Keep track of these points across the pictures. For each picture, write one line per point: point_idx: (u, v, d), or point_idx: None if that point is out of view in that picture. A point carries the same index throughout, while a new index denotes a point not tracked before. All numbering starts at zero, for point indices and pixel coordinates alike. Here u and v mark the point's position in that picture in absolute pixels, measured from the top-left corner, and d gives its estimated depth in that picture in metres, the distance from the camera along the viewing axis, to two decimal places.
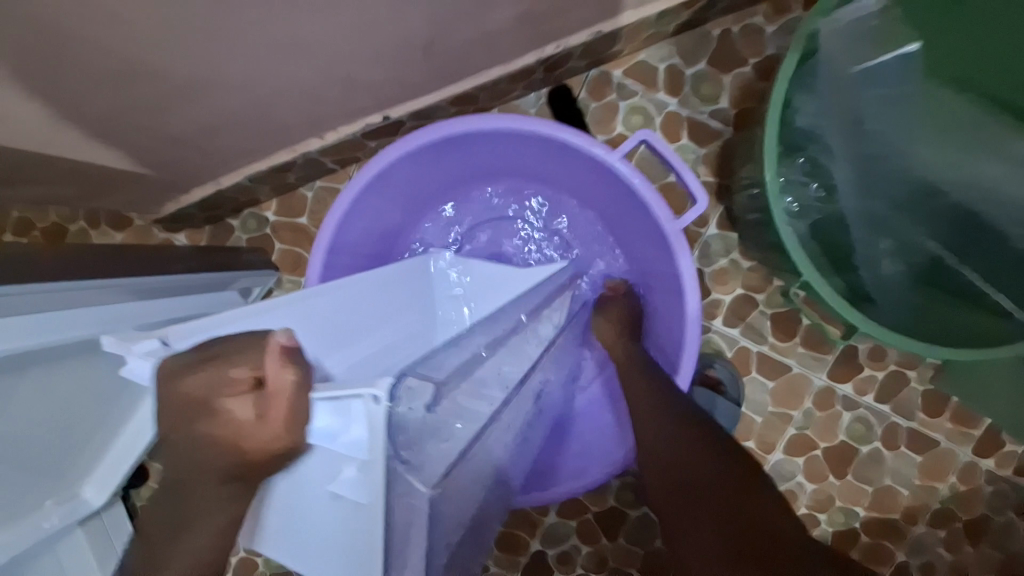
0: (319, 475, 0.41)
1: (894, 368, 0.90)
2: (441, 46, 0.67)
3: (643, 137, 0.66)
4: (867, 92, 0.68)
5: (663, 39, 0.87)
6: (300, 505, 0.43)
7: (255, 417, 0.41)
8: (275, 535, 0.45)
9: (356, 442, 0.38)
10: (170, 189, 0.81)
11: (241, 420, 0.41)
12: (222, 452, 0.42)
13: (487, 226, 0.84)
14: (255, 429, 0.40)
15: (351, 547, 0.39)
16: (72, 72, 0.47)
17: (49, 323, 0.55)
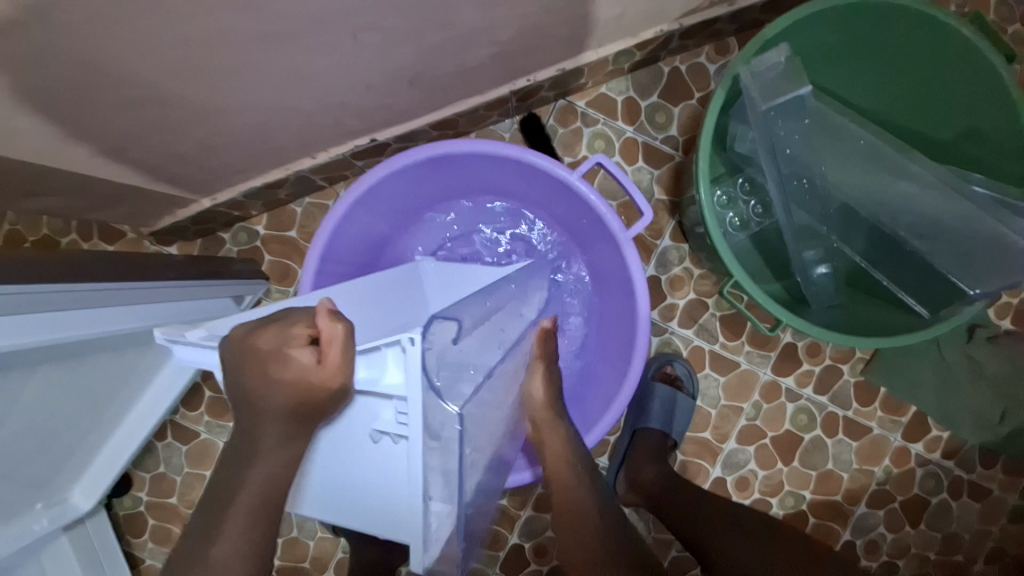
0: (361, 420, 0.57)
1: (830, 362, 1.01)
2: (426, 79, 0.76)
3: (599, 160, 0.76)
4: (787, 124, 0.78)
5: (621, 74, 0.99)
6: (342, 451, 0.59)
7: (313, 362, 0.50)
8: (315, 487, 0.60)
9: (393, 382, 0.52)
10: (168, 203, 0.86)
11: (305, 365, 0.50)
12: (291, 397, 0.51)
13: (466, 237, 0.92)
14: (315, 372, 0.50)
15: (387, 473, 0.56)
16: (102, 98, 0.54)
17: (54, 321, 0.60)
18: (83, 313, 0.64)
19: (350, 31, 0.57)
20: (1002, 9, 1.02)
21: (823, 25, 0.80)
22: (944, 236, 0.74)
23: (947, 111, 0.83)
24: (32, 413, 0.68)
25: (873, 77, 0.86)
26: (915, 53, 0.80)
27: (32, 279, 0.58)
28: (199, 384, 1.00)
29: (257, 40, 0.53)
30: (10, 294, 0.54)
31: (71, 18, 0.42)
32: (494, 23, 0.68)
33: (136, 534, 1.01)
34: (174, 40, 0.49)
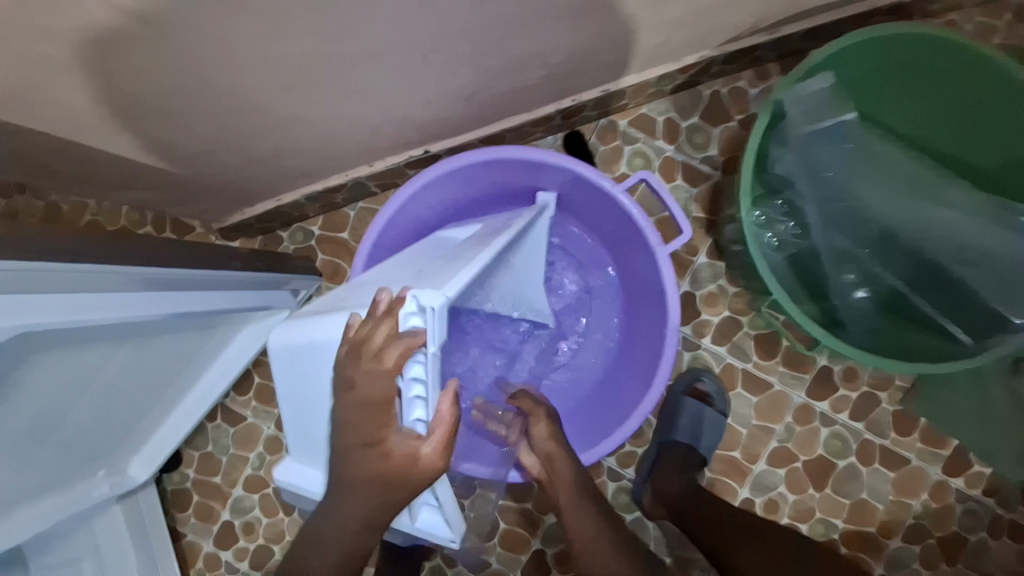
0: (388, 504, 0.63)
1: (867, 390, 1.00)
2: (480, 97, 0.82)
3: (644, 176, 0.79)
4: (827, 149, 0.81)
5: (662, 96, 1.02)
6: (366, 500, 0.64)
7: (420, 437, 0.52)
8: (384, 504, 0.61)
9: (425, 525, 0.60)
10: (237, 201, 0.94)
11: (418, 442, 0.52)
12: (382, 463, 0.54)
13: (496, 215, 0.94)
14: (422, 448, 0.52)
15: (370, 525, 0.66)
16: (203, 106, 0.62)
17: (143, 300, 0.66)
18: (167, 294, 0.71)
19: (422, 53, 0.63)
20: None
21: (864, 56, 0.82)
22: (986, 261, 0.76)
23: (996, 142, 0.82)
24: (106, 382, 0.76)
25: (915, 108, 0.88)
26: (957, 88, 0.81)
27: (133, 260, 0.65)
28: (250, 371, 1.07)
29: (342, 60, 0.59)
30: (114, 273, 0.60)
31: (193, 38, 0.48)
32: (548, 48, 0.73)
33: (180, 509, 1.07)
34: (272, 60, 0.56)
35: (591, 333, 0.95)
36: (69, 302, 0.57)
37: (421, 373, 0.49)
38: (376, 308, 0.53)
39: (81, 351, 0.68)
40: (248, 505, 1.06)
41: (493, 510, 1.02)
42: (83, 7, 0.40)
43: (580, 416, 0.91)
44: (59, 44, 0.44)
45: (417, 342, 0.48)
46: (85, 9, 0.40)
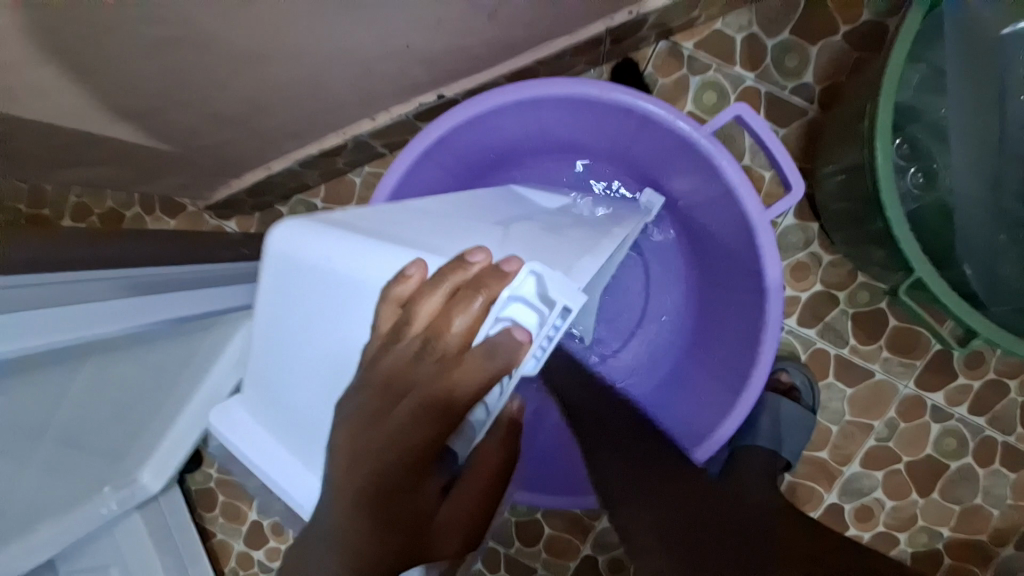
0: None
1: (994, 377, 0.80)
2: (506, 15, 0.61)
3: (739, 111, 0.59)
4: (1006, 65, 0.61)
5: (742, 6, 0.78)
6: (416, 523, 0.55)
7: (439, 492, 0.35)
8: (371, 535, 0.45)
9: None
10: (221, 172, 0.79)
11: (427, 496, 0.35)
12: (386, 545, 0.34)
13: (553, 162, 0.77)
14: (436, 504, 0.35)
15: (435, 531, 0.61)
16: (121, 37, 0.44)
17: (108, 308, 0.55)
18: (96, 307, 0.53)
19: None
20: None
21: None
22: None
23: None
24: (87, 397, 0.66)
25: None
26: None
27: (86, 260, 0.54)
28: None
29: None
30: (43, 286, 0.49)
31: None
32: None
33: (208, 509, 1.02)
34: None
35: (643, 316, 0.78)
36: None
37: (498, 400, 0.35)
38: (458, 273, 0.33)
39: (41, 372, 0.58)
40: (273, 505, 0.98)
41: (537, 513, 0.91)
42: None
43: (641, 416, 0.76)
44: None
45: (518, 360, 0.32)
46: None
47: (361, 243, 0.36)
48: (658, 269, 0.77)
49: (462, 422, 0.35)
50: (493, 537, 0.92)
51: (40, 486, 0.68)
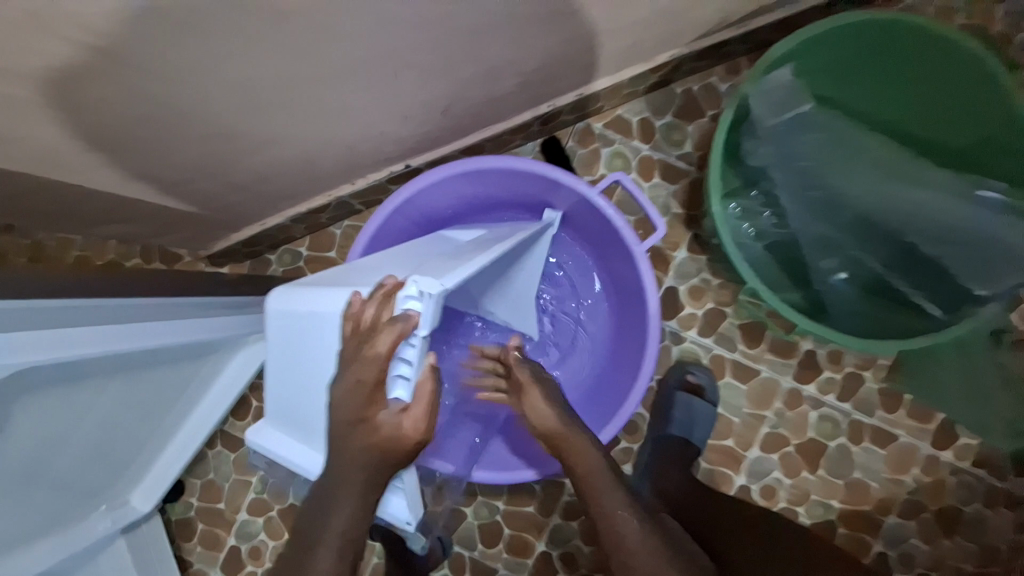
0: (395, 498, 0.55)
1: (853, 370, 1.01)
2: (455, 109, 0.83)
3: (617, 177, 0.89)
4: (801, 138, 0.84)
5: (636, 97, 1.04)
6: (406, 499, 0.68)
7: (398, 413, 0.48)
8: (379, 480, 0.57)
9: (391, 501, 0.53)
10: (221, 228, 0.95)
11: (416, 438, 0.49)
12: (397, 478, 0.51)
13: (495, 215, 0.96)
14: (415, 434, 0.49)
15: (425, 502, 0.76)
16: (169, 132, 0.62)
17: (143, 329, 0.68)
18: (133, 326, 0.67)
19: (390, 69, 0.64)
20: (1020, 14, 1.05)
21: (833, 45, 0.83)
22: (959, 241, 0.78)
23: (963, 123, 0.82)
24: (107, 414, 0.76)
25: (906, 84, 0.85)
26: (927, 61, 0.81)
27: (116, 293, 0.67)
28: (247, 395, 1.05)
29: (307, 81, 0.59)
30: (89, 305, 0.63)
31: (150, 62, 0.49)
32: (518, 57, 0.75)
33: (185, 538, 1.07)
34: (238, 84, 0.56)
35: (575, 336, 0.97)
36: (51, 337, 0.58)
37: (416, 354, 0.48)
38: (383, 289, 0.49)
39: (77, 386, 0.69)
40: (253, 530, 1.05)
41: (497, 515, 1.02)
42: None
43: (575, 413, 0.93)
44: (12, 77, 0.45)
45: (415, 327, 0.47)
46: (41, 46, 0.42)
47: (326, 292, 0.51)
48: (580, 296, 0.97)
49: (391, 375, 0.48)
50: (456, 543, 1.02)
51: (52, 499, 0.77)
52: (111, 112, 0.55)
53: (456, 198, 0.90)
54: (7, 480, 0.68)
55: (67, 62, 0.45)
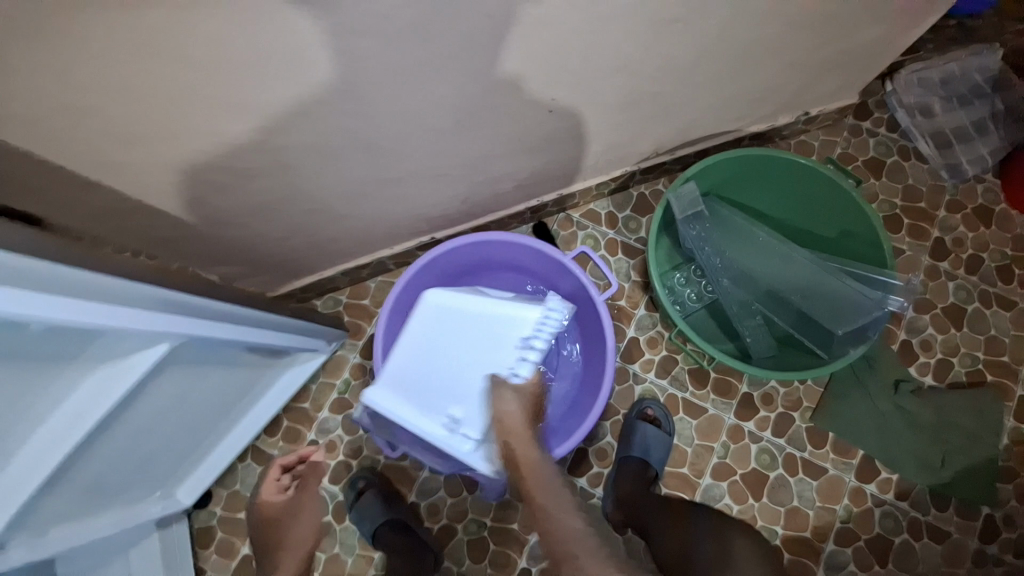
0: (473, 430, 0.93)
1: (784, 410, 1.23)
2: (471, 200, 1.18)
3: (584, 250, 1.23)
4: (710, 229, 1.19)
5: (603, 196, 1.41)
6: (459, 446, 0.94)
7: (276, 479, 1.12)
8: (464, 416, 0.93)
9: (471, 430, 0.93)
10: (288, 279, 1.19)
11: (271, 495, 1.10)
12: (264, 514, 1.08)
13: (492, 275, 1.28)
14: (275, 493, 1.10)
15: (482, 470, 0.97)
16: (286, 216, 0.94)
17: (249, 332, 0.92)
18: (245, 328, 0.90)
19: (432, 174, 0.99)
20: (879, 148, 1.44)
21: (726, 164, 1.16)
22: (819, 294, 1.12)
23: (820, 215, 1.19)
24: (196, 403, 0.96)
25: (777, 189, 1.21)
26: (787, 177, 1.17)
27: (237, 302, 0.90)
28: (281, 415, 1.26)
29: (379, 181, 0.94)
30: (228, 310, 0.86)
31: (295, 173, 0.82)
32: (515, 169, 1.11)
33: (204, 545, 1.20)
34: (340, 183, 0.90)
35: (554, 369, 1.23)
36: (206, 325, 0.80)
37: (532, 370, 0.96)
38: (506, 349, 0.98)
39: (195, 373, 0.89)
40: None
41: (484, 531, 1.18)
42: (229, 157, 0.72)
43: (556, 432, 1.17)
44: (225, 183, 0.78)
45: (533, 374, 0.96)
46: (248, 166, 0.76)
47: (502, 305, 0.94)
48: (560, 337, 1.24)
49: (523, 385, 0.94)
50: (448, 557, 1.17)
51: (131, 474, 0.95)
52: (262, 205, 0.87)
53: (466, 262, 1.22)
54: (122, 446, 0.86)
55: (252, 176, 0.78)
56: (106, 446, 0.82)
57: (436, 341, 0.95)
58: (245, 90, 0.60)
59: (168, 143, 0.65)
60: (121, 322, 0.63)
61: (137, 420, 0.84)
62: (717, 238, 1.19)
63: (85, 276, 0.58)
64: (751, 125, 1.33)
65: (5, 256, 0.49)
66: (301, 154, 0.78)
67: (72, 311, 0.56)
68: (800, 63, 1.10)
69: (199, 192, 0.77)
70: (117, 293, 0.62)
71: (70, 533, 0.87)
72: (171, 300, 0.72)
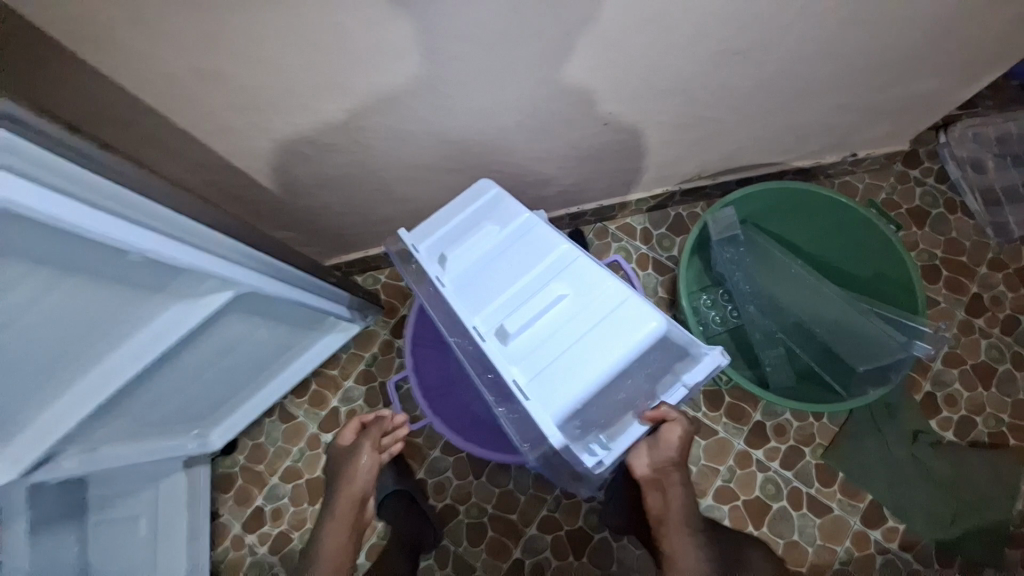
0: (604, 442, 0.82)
1: (795, 443, 1.24)
2: (516, 199, 1.23)
3: (616, 259, 1.26)
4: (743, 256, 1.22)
5: (641, 212, 1.45)
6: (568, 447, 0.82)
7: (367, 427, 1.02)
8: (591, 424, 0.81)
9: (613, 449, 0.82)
10: (335, 252, 1.27)
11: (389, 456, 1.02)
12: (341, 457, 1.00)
13: None
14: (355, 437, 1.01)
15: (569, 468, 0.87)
16: (347, 193, 1.01)
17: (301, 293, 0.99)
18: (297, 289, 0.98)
19: (485, 171, 1.05)
20: (925, 198, 1.44)
21: (767, 195, 1.18)
22: (847, 331, 1.13)
23: (858, 256, 1.20)
24: (243, 353, 1.04)
25: (816, 225, 1.22)
26: (827, 215, 1.18)
27: (293, 265, 0.97)
28: (309, 379, 1.33)
29: (437, 171, 1.00)
30: (285, 269, 0.93)
31: (365, 154, 0.89)
32: (562, 175, 1.17)
33: (223, 491, 1.27)
34: (403, 169, 0.97)
35: None
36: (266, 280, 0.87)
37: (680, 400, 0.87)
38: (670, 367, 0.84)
39: (248, 324, 0.97)
40: (281, 493, 1.26)
41: (486, 517, 1.22)
42: (313, 132, 0.79)
43: None
44: (304, 154, 0.85)
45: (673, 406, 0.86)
46: (326, 140, 0.82)
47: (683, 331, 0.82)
48: None
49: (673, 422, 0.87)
50: (448, 537, 1.21)
51: (176, 409, 1.03)
52: (330, 179, 0.95)
53: None
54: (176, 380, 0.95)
55: (328, 151, 0.85)
56: (162, 377, 0.91)
57: (605, 351, 0.79)
58: (343, 73, 0.68)
59: (267, 112, 0.72)
60: (188, 260, 0.69)
61: (191, 359, 0.92)
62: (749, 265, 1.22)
63: (173, 217, 0.67)
64: (798, 159, 1.34)
65: (101, 179, 0.57)
66: (375, 137, 0.84)
67: (147, 241, 0.63)
68: (854, 105, 1.12)
69: (281, 160, 0.85)
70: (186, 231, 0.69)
71: (119, 451, 0.95)
72: (234, 249, 0.78)
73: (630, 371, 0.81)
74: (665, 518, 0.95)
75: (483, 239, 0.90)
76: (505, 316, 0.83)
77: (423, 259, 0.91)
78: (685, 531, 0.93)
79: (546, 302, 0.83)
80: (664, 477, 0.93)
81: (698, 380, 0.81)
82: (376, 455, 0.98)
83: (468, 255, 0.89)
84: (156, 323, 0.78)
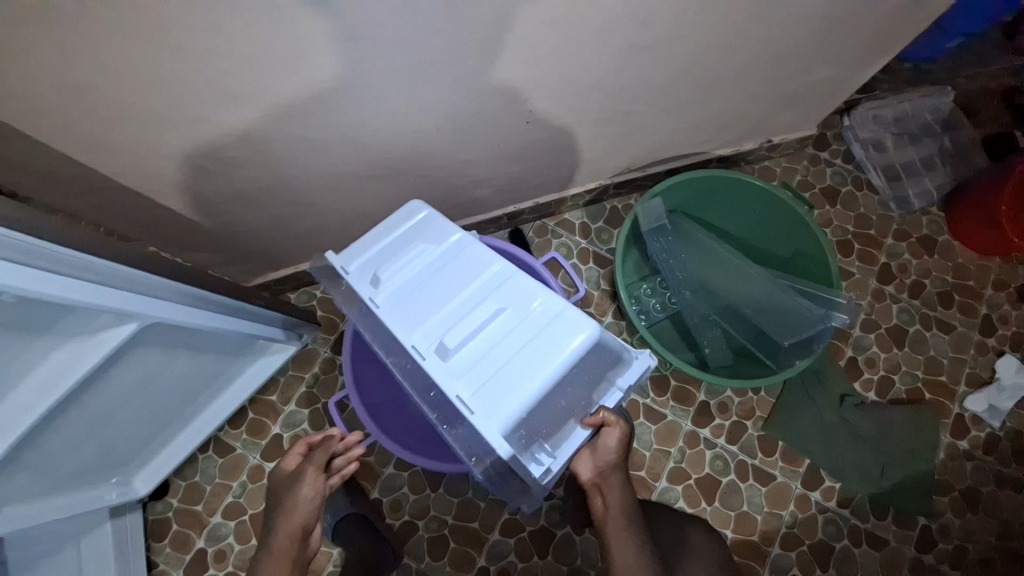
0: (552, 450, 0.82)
1: (738, 418, 1.30)
2: (450, 203, 1.22)
3: (554, 255, 1.27)
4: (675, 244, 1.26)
5: (578, 207, 1.47)
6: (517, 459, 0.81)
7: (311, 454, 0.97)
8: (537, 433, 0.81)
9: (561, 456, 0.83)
10: (264, 270, 1.20)
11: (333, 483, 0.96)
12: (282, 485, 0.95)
13: None
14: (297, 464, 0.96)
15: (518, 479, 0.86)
16: (265, 208, 0.96)
17: (221, 319, 0.93)
18: (217, 315, 0.92)
19: (412, 176, 1.03)
20: (835, 177, 1.55)
21: (692, 184, 1.23)
22: (772, 309, 1.20)
23: (777, 237, 1.27)
24: (162, 388, 0.96)
25: (739, 210, 1.29)
26: (748, 200, 1.25)
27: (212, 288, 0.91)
28: (247, 407, 1.25)
29: (360, 179, 0.97)
30: (201, 294, 0.87)
31: (278, 168, 0.85)
32: (493, 175, 1.16)
33: (157, 538, 1.18)
34: (322, 180, 0.93)
35: None
36: (178, 308, 0.81)
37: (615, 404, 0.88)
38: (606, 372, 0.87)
39: (164, 357, 0.90)
40: (224, 532, 1.18)
41: (445, 528, 1.19)
42: (215, 146, 0.75)
43: None
44: (210, 171, 0.80)
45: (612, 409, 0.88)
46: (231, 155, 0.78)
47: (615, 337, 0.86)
48: None
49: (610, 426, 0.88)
50: (407, 554, 1.18)
51: (89, 457, 0.94)
52: (244, 195, 0.89)
53: None
54: (84, 427, 0.86)
55: (236, 166, 0.81)
56: (66, 426, 0.82)
57: (547, 359, 0.79)
58: (238, 83, 0.64)
59: (157, 127, 0.67)
60: (74, 295, 0.62)
61: (99, 402, 0.84)
62: (680, 253, 1.27)
63: (72, 255, 0.60)
64: (719, 148, 1.41)
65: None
66: (285, 148, 0.80)
67: (20, 278, 0.55)
68: (762, 95, 1.19)
69: (183, 178, 0.79)
70: (73, 264, 0.62)
71: (27, 512, 0.86)
72: (138, 280, 0.72)
73: (570, 378, 0.83)
74: (607, 519, 0.96)
75: (418, 257, 0.87)
76: (444, 333, 0.81)
77: (355, 281, 0.86)
78: (627, 526, 0.94)
79: (482, 315, 0.82)
80: (604, 479, 0.95)
81: (631, 382, 0.85)
82: (319, 483, 0.93)
83: (402, 273, 0.86)
84: (48, 367, 0.70)
